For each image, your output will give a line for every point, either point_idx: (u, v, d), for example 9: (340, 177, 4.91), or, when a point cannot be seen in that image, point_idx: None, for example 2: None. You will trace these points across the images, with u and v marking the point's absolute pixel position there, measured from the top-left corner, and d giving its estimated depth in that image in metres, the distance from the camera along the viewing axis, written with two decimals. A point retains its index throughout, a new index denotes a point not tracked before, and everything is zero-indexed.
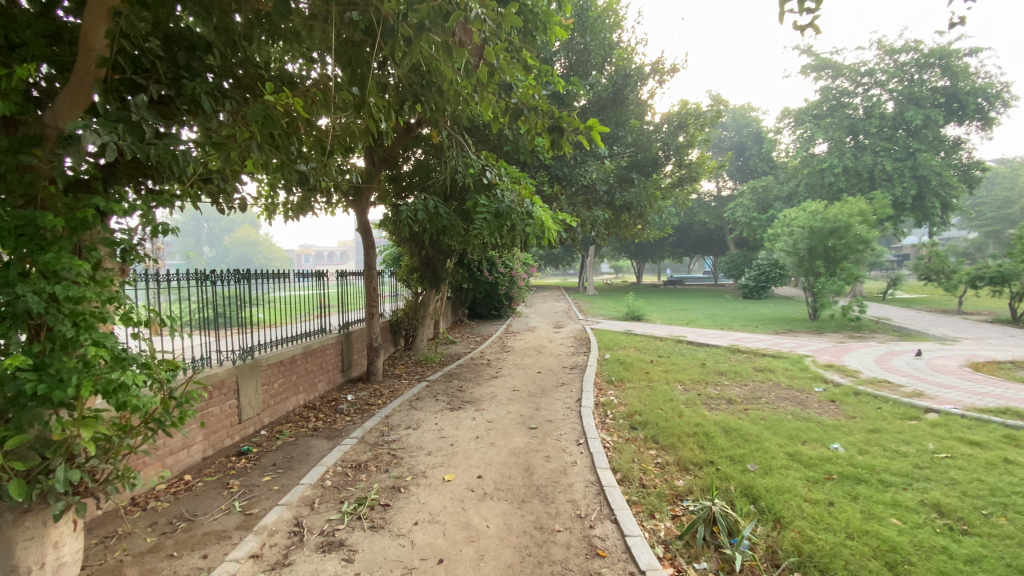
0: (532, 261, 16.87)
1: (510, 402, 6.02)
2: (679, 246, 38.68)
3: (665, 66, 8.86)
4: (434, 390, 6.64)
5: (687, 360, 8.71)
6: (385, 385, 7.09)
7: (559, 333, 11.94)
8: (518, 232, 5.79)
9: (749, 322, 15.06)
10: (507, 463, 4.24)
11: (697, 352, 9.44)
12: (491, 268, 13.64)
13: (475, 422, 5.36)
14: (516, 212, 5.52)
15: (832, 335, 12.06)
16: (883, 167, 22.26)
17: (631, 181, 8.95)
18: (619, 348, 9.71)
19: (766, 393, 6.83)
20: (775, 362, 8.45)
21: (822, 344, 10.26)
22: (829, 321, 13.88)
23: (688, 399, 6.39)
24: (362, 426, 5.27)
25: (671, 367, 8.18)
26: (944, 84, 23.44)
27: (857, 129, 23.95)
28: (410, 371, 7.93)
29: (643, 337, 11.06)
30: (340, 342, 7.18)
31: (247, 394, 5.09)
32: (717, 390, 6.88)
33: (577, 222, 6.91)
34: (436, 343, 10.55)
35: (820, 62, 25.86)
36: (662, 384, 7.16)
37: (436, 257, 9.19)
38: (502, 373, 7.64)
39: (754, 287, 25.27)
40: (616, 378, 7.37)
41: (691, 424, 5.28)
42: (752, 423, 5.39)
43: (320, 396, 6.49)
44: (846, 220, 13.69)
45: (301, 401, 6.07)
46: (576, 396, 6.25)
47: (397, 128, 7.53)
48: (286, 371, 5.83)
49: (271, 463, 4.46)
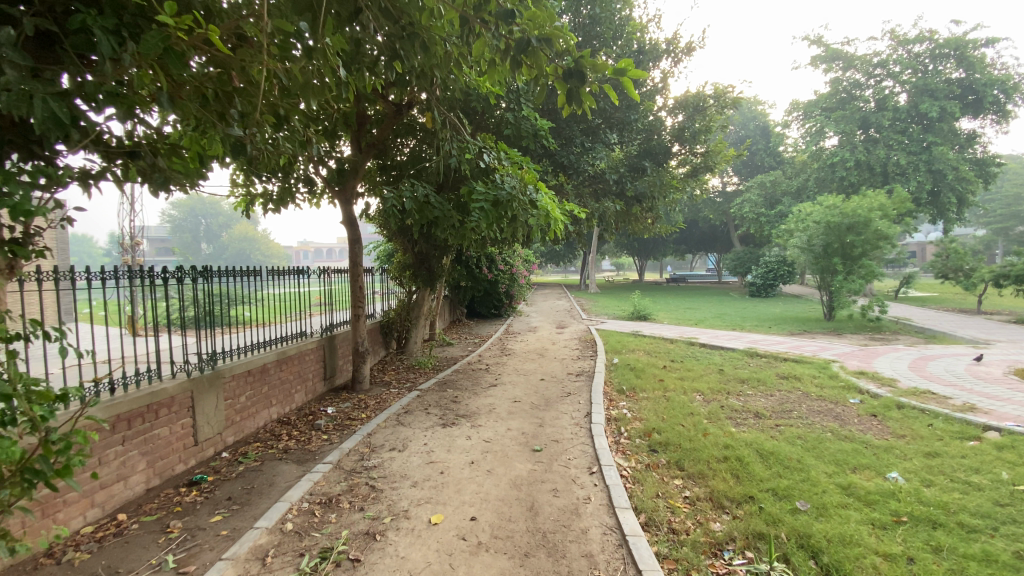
0: (533, 258, 16.12)
1: (511, 417, 5.30)
2: (682, 243, 37.91)
3: (679, 44, 8.10)
4: (425, 401, 5.92)
5: (703, 365, 7.99)
6: (373, 394, 6.37)
7: (562, 334, 11.22)
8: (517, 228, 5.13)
9: (761, 322, 14.35)
10: (509, 500, 3.52)
11: (712, 356, 8.72)
12: (490, 265, 12.92)
13: (470, 442, 4.64)
14: (519, 200, 4.75)
15: (852, 337, 11.34)
16: (897, 161, 21.47)
17: (643, 170, 8.21)
18: (628, 351, 8.99)
19: (796, 405, 6.11)
20: (800, 368, 7.73)
21: (846, 347, 9.53)
22: (846, 322, 13.15)
23: (710, 413, 5.67)
24: (340, 448, 4.55)
25: (686, 374, 7.45)
26: (959, 76, 22.64)
27: (869, 122, 23.15)
28: (402, 377, 7.21)
29: (652, 339, 10.33)
30: (322, 347, 6.47)
31: (204, 412, 4.38)
32: (742, 402, 6.16)
33: (585, 214, 6.19)
34: (432, 345, 9.84)
35: (830, 53, 25.04)
36: (680, 393, 6.45)
37: (431, 252, 8.48)
38: (502, 381, 6.93)
39: (761, 285, 24.52)
40: (628, 387, 6.67)
41: (721, 446, 4.57)
42: (790, 444, 4.68)
43: (297, 408, 5.78)
44: (865, 215, 12.94)
45: (274, 415, 5.36)
46: (585, 409, 5.53)
47: (386, 111, 6.99)
48: (255, 382, 5.12)
49: (226, 497, 3.75)
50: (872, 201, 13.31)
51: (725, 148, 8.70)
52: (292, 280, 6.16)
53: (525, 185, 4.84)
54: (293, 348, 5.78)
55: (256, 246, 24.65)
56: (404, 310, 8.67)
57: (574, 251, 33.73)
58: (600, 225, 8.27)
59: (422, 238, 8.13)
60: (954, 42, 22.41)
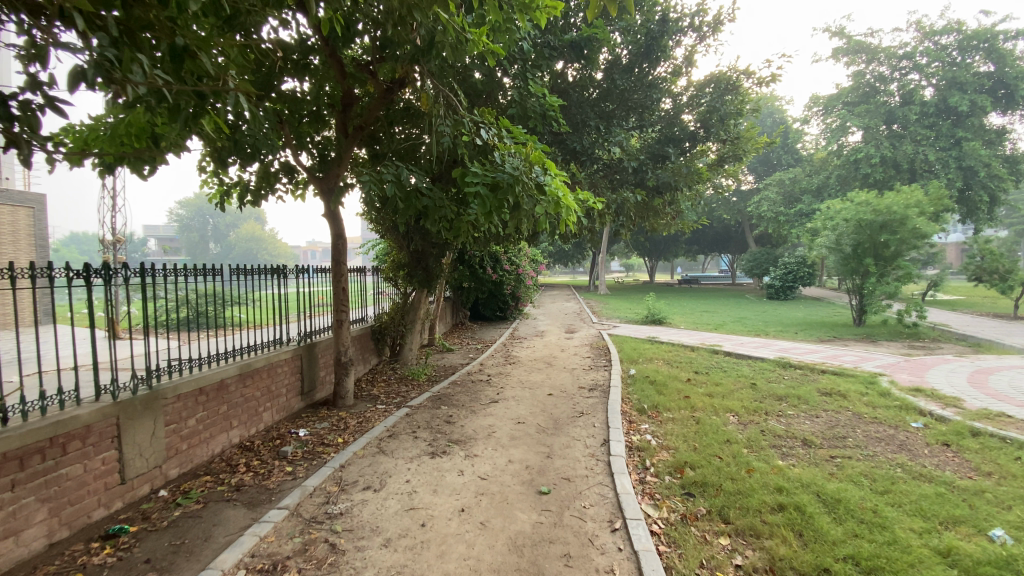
0: (540, 258, 15.25)
1: (513, 445, 4.44)
2: (695, 244, 36.84)
3: (705, 16, 7.20)
4: (413, 421, 5.07)
5: (732, 379, 7.09)
6: (357, 411, 5.54)
7: (571, 339, 10.35)
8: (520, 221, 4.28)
9: (784, 327, 13.37)
10: (507, 572, 2.68)
11: (741, 367, 7.81)
12: (494, 265, 12.07)
13: (462, 480, 3.78)
14: (523, 183, 3.86)
15: (890, 345, 10.35)
16: (926, 157, 20.33)
17: (665, 157, 7.34)
18: (645, 361, 8.12)
19: (850, 430, 5.19)
20: (843, 382, 6.81)
21: (889, 358, 8.57)
22: (879, 328, 12.16)
23: (750, 440, 4.78)
24: (302, 487, 3.72)
25: (714, 389, 6.57)
26: (990, 69, 21.45)
27: (895, 117, 22.02)
28: (393, 390, 6.37)
29: (671, 346, 9.43)
30: (300, 357, 5.65)
31: (136, 442, 3.59)
32: (785, 425, 5.26)
33: (601, 204, 5.33)
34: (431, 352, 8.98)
35: (853, 45, 23.91)
36: (710, 414, 5.55)
37: (428, 247, 7.65)
38: (504, 396, 6.08)
39: (780, 287, 23.49)
40: (649, 404, 5.80)
41: (772, 489, 3.69)
42: (857, 487, 3.79)
43: (265, 430, 4.97)
44: (901, 212, 11.93)
45: (235, 439, 4.56)
46: (602, 435, 4.67)
47: (377, 88, 6.22)
48: (211, 402, 4.31)
49: (145, 558, 2.94)
50: (909, 197, 12.27)
51: (756, 135, 7.78)
52: (263, 280, 5.36)
53: (530, 165, 4.00)
54: (262, 359, 4.97)
55: (260, 246, 23.85)
56: (399, 313, 7.83)
57: (584, 251, 32.70)
58: (616, 220, 7.40)
59: (418, 231, 7.28)
60: (985, 33, 21.22)
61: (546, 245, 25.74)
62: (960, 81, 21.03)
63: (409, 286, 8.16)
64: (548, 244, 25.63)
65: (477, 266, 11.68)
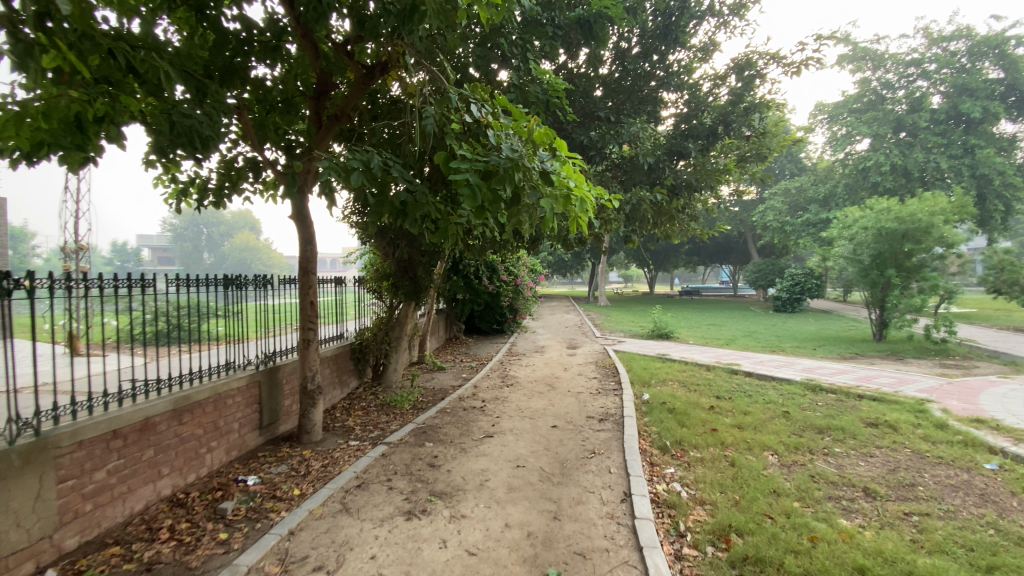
0: (539, 268, 14.39)
1: (511, 501, 3.55)
2: (695, 255, 36.06)
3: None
4: (390, 466, 4.17)
5: (761, 406, 6.22)
6: (325, 449, 4.63)
7: (574, 357, 9.47)
8: (519, 222, 3.40)
9: (800, 342, 12.52)
10: None
11: (768, 391, 6.94)
12: (490, 276, 11.18)
13: (445, 556, 2.89)
14: (523, 171, 2.96)
15: (921, 364, 9.49)
16: (938, 164, 19.62)
17: (683, 154, 6.52)
18: (659, 384, 7.24)
19: (916, 474, 4.33)
20: (889, 411, 5.95)
21: (929, 379, 7.71)
22: (903, 344, 11.31)
23: (800, 490, 3.91)
24: (234, 566, 2.82)
25: (743, 418, 5.70)
26: (1000, 75, 20.84)
27: (905, 124, 21.32)
28: (373, 421, 5.46)
29: (684, 366, 8.56)
30: (260, 384, 4.75)
31: (11, 508, 2.70)
32: (837, 469, 4.39)
33: (619, 201, 4.45)
34: (419, 371, 8.07)
35: (857, 52, 23.36)
36: (745, 453, 4.67)
37: (418, 253, 6.80)
38: (501, 429, 5.18)
39: (787, 299, 22.67)
40: (671, 440, 4.92)
41: (852, 571, 2.81)
42: (957, 567, 2.92)
43: (207, 476, 4.06)
44: (926, 220, 11.13)
45: (163, 492, 3.65)
46: (621, 485, 3.79)
47: (357, 72, 5.31)
48: (131, 447, 3.42)
49: None
50: (934, 204, 11.47)
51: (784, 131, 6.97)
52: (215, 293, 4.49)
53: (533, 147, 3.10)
54: (208, 390, 4.09)
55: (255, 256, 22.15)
56: (383, 328, 6.93)
57: (583, 260, 31.89)
58: (628, 225, 6.54)
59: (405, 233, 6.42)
60: (995, 39, 20.63)
61: (545, 253, 24.88)
62: (971, 88, 20.39)
63: (395, 299, 7.26)
64: (546, 252, 24.80)
65: (472, 277, 10.83)
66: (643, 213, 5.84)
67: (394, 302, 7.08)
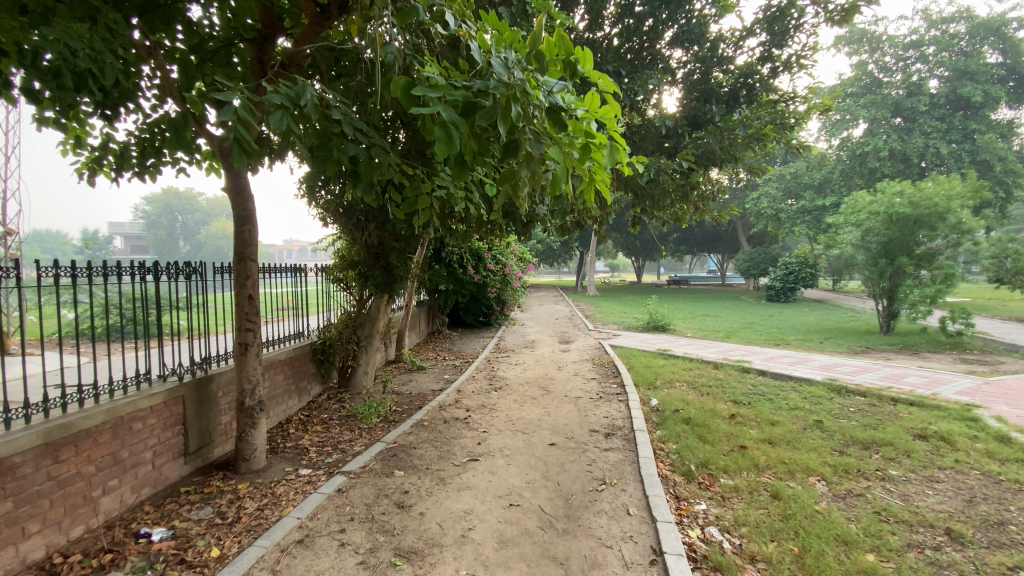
0: (528, 256, 13.42)
1: (503, 565, 2.64)
2: (684, 244, 35.36)
3: None
4: (345, 508, 3.23)
5: (788, 414, 5.39)
6: (268, 482, 3.68)
7: (568, 354, 8.56)
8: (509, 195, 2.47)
9: (804, 335, 11.78)
10: None
11: (790, 395, 6.13)
12: (475, 264, 10.19)
13: None
14: (525, 96, 1.95)
15: (942, 360, 8.77)
16: (937, 150, 18.97)
17: (701, 120, 5.54)
18: (667, 387, 6.36)
19: (999, 508, 3.52)
20: (936, 421, 5.15)
21: (962, 378, 6.95)
22: (915, 337, 10.61)
23: (872, 536, 3.07)
24: None
25: (772, 430, 4.84)
26: (999, 59, 20.22)
27: (903, 109, 20.51)
28: (333, 439, 4.52)
29: (691, 364, 7.70)
30: (185, 401, 3.78)
31: None
32: (904, 503, 3.56)
33: (644, 162, 3.47)
34: (395, 373, 7.12)
35: (854, 33, 22.54)
36: (788, 480, 3.82)
37: (390, 234, 5.91)
38: (488, 449, 4.24)
39: (780, 288, 22.07)
40: (696, 463, 4.04)
41: None
42: None
43: (103, 525, 3.09)
44: (942, 204, 10.35)
45: (31, 557, 2.68)
46: (647, 537, 2.90)
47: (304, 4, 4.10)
48: None
49: None
50: (948, 187, 10.69)
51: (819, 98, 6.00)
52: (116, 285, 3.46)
53: (538, 68, 2.11)
54: (102, 414, 3.09)
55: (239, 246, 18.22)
56: (350, 324, 5.94)
57: (571, 249, 31.00)
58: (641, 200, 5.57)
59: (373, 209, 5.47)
60: (996, 21, 19.91)
61: (532, 240, 23.88)
62: (971, 71, 19.70)
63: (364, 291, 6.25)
64: (533, 241, 23.80)
65: (455, 265, 9.85)
66: (669, 189, 4.76)
67: (361, 294, 6.09)
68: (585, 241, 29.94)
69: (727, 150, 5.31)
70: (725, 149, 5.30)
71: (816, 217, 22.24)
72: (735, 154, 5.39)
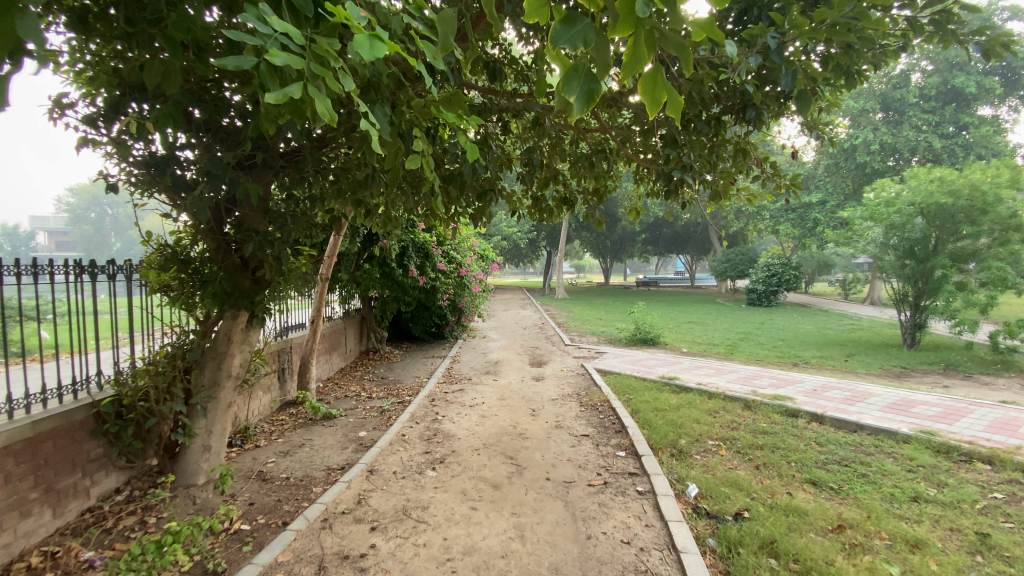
0: (491, 253, 10.93)
1: None
2: (655, 243, 33.55)
3: None
4: None
5: (921, 517, 3.20)
6: None
7: (544, 386, 6.19)
8: None
9: (820, 348, 9.76)
10: None
11: (889, 468, 3.97)
12: (420, 262, 7.67)
13: None
14: None
15: (1016, 388, 6.85)
16: (931, 144, 17.52)
17: None
18: (701, 455, 4.09)
19: None
20: None
21: None
22: (955, 357, 8.75)
23: None
24: None
25: (929, 567, 2.64)
26: (989, 50, 18.95)
27: (890, 101, 19.01)
28: None
29: (716, 404, 5.46)
30: None
31: None
32: None
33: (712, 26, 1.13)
34: (280, 436, 4.64)
35: None
36: None
37: (254, 210, 3.60)
38: None
39: (764, 291, 20.33)
40: None
41: None
42: None
43: None
44: (991, 195, 8.46)
45: None
46: None
47: None
48: None
49: None
50: (992, 175, 8.85)
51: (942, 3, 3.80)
52: None
53: None
54: None
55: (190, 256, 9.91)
56: (178, 367, 3.46)
57: (537, 247, 28.82)
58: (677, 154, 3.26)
59: (208, 161, 3.13)
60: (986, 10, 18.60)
61: (495, 236, 21.32)
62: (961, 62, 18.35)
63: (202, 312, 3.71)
64: (496, 236, 21.26)
65: (391, 264, 7.31)
66: (812, 112, 2.45)
67: (201, 317, 3.62)
68: (554, 240, 27.85)
69: (847, 68, 2.93)
70: (838, 72, 2.95)
71: (801, 215, 20.63)
72: (853, 76, 3.03)
